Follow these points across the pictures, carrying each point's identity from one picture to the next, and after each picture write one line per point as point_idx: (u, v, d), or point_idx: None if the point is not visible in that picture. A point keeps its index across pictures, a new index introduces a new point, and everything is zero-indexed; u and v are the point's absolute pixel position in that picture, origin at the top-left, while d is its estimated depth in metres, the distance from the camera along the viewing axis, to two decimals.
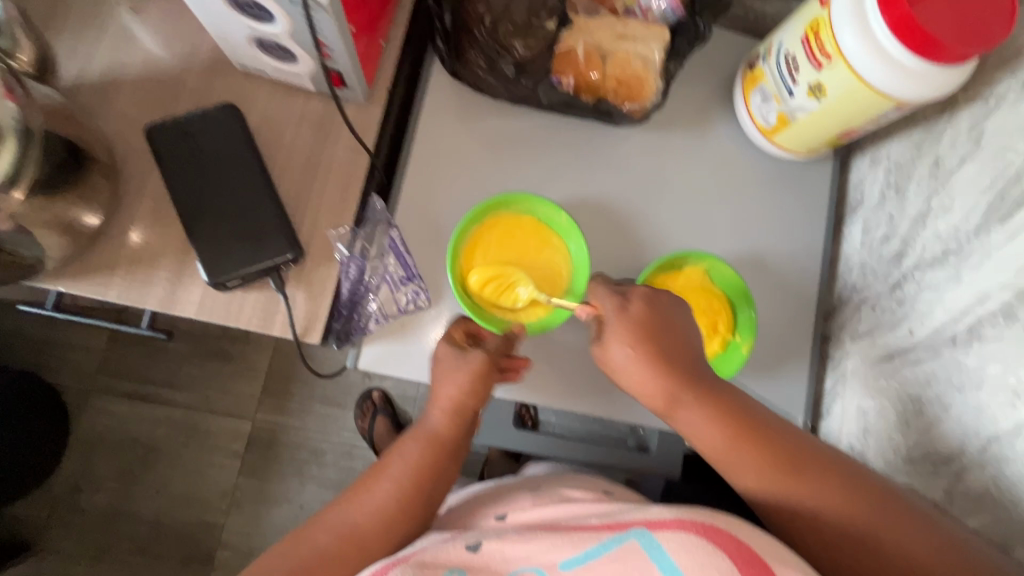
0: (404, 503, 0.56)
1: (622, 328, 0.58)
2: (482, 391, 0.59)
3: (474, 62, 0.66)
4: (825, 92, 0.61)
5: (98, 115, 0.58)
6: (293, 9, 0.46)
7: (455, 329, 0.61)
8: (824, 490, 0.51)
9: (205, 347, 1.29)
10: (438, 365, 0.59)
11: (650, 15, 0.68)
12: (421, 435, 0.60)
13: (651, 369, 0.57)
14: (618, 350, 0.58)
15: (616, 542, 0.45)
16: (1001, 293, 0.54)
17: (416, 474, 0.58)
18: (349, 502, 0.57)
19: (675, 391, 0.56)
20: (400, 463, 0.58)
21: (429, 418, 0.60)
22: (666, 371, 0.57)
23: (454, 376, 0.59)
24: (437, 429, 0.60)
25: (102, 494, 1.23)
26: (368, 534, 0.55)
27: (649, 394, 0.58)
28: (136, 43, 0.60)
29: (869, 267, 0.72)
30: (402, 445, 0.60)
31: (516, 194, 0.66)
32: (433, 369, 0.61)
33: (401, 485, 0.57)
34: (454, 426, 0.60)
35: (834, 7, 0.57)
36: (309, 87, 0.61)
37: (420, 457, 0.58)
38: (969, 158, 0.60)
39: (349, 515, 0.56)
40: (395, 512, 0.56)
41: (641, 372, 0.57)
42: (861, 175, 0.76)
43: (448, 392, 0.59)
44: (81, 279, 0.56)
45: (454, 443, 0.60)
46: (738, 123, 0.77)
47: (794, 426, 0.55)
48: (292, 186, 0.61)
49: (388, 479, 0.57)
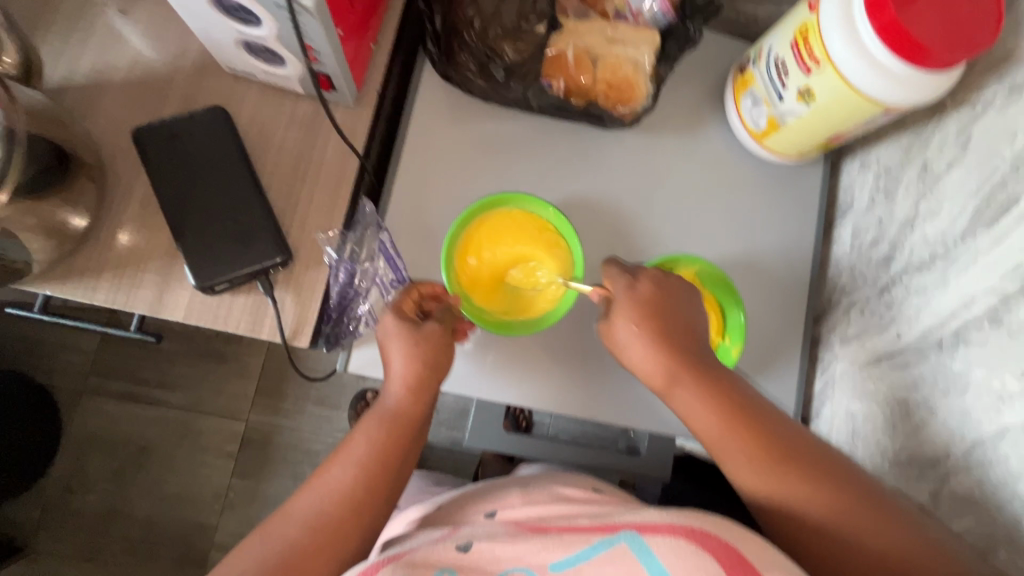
0: (368, 485, 0.56)
1: (630, 307, 0.59)
2: (438, 362, 0.59)
3: (464, 65, 0.66)
4: (814, 96, 0.61)
5: (85, 117, 0.58)
6: (279, 12, 0.46)
7: (404, 300, 0.60)
8: (784, 471, 0.52)
9: (197, 348, 1.28)
10: (392, 340, 0.59)
11: (641, 20, 0.67)
12: (380, 414, 0.59)
13: (658, 347, 0.58)
14: (624, 330, 0.59)
15: (605, 544, 0.45)
16: (987, 297, 0.55)
17: (379, 453, 0.57)
18: (312, 491, 0.55)
19: (677, 368, 0.57)
20: (359, 444, 0.57)
21: (388, 397, 0.59)
22: (669, 357, 0.57)
23: (409, 349, 0.58)
24: (395, 407, 0.59)
25: (94, 495, 1.23)
26: (336, 521, 0.54)
27: (650, 372, 0.58)
28: (124, 45, 0.60)
29: (858, 271, 0.72)
30: (361, 426, 0.59)
31: (472, 208, 0.65)
32: (386, 346, 0.60)
33: (365, 467, 0.56)
34: (414, 402, 0.59)
35: (822, 13, 0.57)
36: (298, 90, 0.60)
37: (382, 436, 0.57)
38: (956, 163, 0.60)
39: (312, 504, 0.54)
40: (361, 495, 0.55)
41: (645, 352, 0.58)
42: (851, 178, 0.77)
43: (405, 366, 0.58)
44: (67, 282, 0.56)
45: (414, 419, 0.59)
46: (729, 126, 0.77)
47: (758, 408, 0.56)
48: (281, 189, 0.60)
49: (351, 461, 0.56)
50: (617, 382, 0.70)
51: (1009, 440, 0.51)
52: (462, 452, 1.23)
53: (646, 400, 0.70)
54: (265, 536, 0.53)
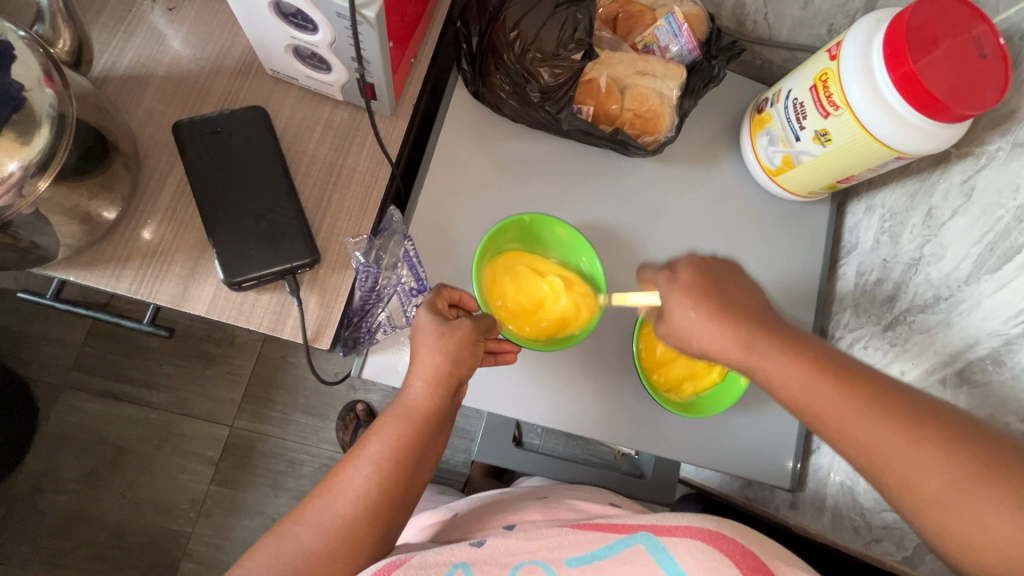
0: (383, 486, 0.54)
1: (685, 281, 0.56)
2: (467, 362, 0.58)
3: (498, 84, 0.68)
4: (830, 139, 0.64)
5: (123, 108, 0.58)
6: (338, 21, 0.47)
7: (436, 297, 0.59)
8: (887, 423, 0.45)
9: (189, 348, 1.26)
10: (420, 336, 0.58)
11: (668, 54, 0.70)
12: (399, 410, 0.57)
13: (724, 324, 0.53)
14: (684, 313, 0.55)
15: (620, 544, 0.47)
16: (990, 340, 0.57)
17: (395, 454, 0.55)
18: (327, 491, 0.54)
19: (754, 344, 0.52)
20: (376, 442, 0.56)
21: (407, 393, 0.58)
22: (730, 327, 0.53)
23: (434, 345, 0.57)
24: (416, 405, 0.57)
25: (64, 495, 1.18)
26: (354, 522, 0.53)
27: (719, 350, 0.54)
28: (169, 42, 0.61)
29: (863, 308, 0.75)
30: (379, 423, 0.57)
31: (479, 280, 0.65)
32: (414, 340, 0.59)
33: (382, 466, 0.55)
34: (434, 399, 0.57)
35: (843, 61, 0.61)
36: (338, 97, 0.62)
37: (399, 435, 0.56)
38: (961, 211, 0.63)
39: (328, 506, 0.53)
40: (376, 495, 0.54)
41: (710, 334, 0.54)
42: (856, 220, 0.80)
43: (431, 363, 0.57)
44: (92, 270, 0.55)
45: (432, 418, 0.57)
46: (743, 161, 0.80)
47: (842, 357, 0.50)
48: (313, 190, 0.61)
49: (367, 461, 0.55)
50: (629, 403, 0.71)
51: None
52: (450, 470, 1.22)
53: (655, 424, 0.71)
54: (277, 537, 0.52)
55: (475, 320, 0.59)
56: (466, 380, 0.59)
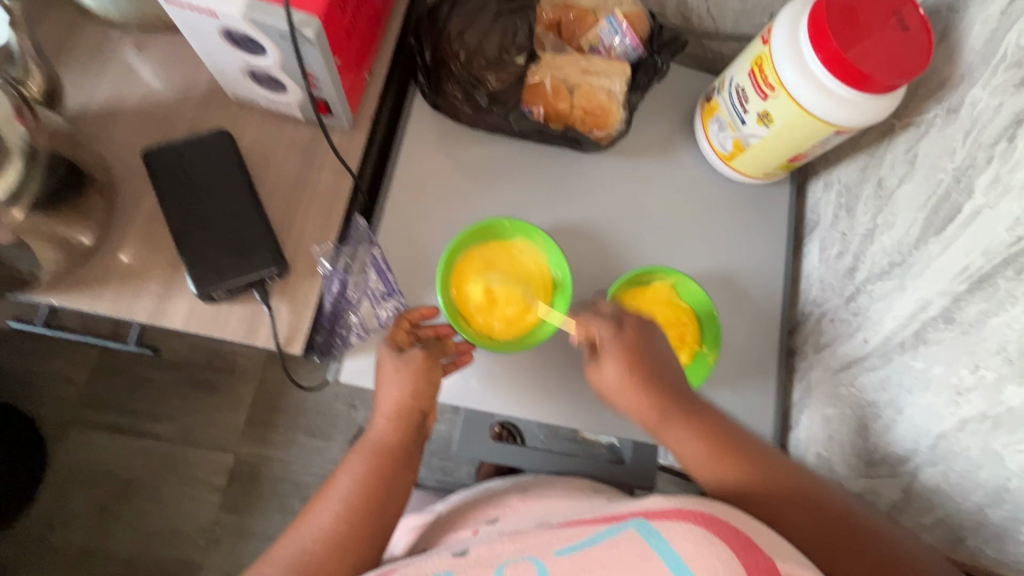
0: (351, 523, 0.57)
1: (618, 349, 0.61)
2: (426, 392, 0.61)
3: (452, 93, 0.71)
4: (772, 119, 0.67)
5: (98, 143, 0.62)
6: (281, 42, 0.50)
7: (397, 331, 0.63)
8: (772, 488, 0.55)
9: (189, 377, 1.29)
10: (383, 370, 0.62)
11: (613, 53, 0.73)
12: (365, 447, 0.61)
13: (642, 388, 0.61)
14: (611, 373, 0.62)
15: (612, 531, 0.44)
16: (941, 299, 0.58)
17: (362, 489, 0.58)
18: (300, 530, 0.57)
19: (664, 406, 0.60)
20: (344, 480, 0.59)
21: (373, 429, 0.62)
22: (646, 393, 0.61)
23: (396, 378, 0.61)
24: (381, 440, 0.61)
25: (75, 531, 1.20)
26: (322, 559, 0.55)
27: (638, 407, 0.61)
28: (138, 77, 0.65)
29: (828, 282, 0.77)
30: (347, 462, 0.61)
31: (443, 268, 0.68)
32: (378, 375, 0.63)
33: (350, 503, 0.58)
34: (398, 432, 0.61)
35: (774, 45, 0.64)
36: (297, 116, 0.65)
37: (365, 471, 0.59)
38: (906, 178, 0.65)
39: (299, 543, 0.56)
40: (343, 532, 0.56)
41: (627, 394, 0.61)
42: (817, 198, 0.82)
43: (393, 397, 0.61)
44: (72, 295, 0.58)
45: (397, 451, 0.61)
46: (701, 151, 0.83)
47: (743, 436, 0.60)
48: (279, 206, 0.64)
49: (337, 499, 0.58)
50: None
51: (967, 432, 0.55)
52: (455, 483, 1.23)
53: None
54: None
55: (426, 346, 0.63)
56: (429, 408, 0.63)
